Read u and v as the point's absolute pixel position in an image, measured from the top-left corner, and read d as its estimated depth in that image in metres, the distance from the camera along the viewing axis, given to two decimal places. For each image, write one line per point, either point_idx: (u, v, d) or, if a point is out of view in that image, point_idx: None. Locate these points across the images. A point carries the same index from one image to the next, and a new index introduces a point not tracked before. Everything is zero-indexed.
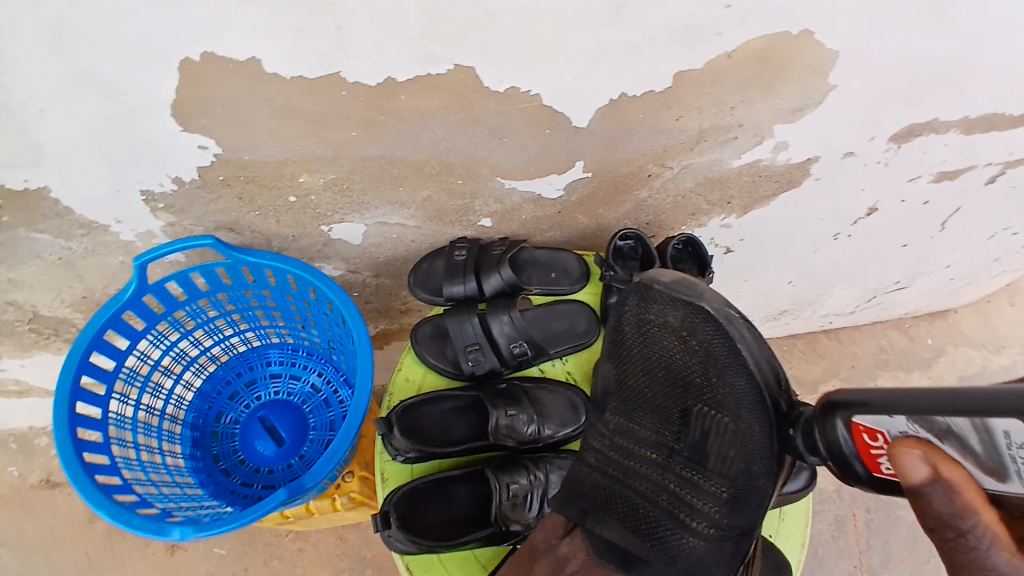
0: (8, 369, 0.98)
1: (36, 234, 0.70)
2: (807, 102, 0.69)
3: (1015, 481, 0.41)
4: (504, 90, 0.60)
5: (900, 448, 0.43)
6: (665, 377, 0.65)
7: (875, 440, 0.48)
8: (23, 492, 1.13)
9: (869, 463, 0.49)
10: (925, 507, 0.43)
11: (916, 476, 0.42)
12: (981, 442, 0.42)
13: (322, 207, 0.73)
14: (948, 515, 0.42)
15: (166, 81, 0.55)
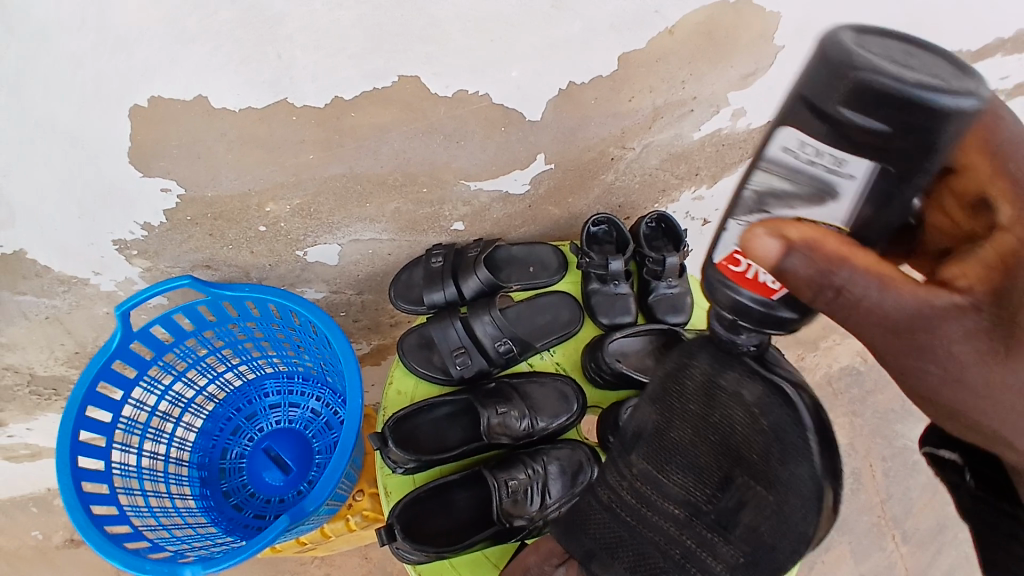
0: (16, 433, 0.99)
1: (20, 295, 0.71)
2: (757, 67, 0.69)
3: (846, 164, 0.39)
4: (452, 94, 0.61)
5: (750, 232, 0.41)
6: (717, 440, 0.61)
7: (739, 265, 0.46)
8: (49, 552, 1.14)
9: (758, 289, 0.46)
10: (800, 277, 0.41)
11: (775, 250, 0.40)
12: (785, 166, 0.41)
13: (293, 233, 0.74)
14: (821, 275, 0.40)
15: (119, 129, 0.55)
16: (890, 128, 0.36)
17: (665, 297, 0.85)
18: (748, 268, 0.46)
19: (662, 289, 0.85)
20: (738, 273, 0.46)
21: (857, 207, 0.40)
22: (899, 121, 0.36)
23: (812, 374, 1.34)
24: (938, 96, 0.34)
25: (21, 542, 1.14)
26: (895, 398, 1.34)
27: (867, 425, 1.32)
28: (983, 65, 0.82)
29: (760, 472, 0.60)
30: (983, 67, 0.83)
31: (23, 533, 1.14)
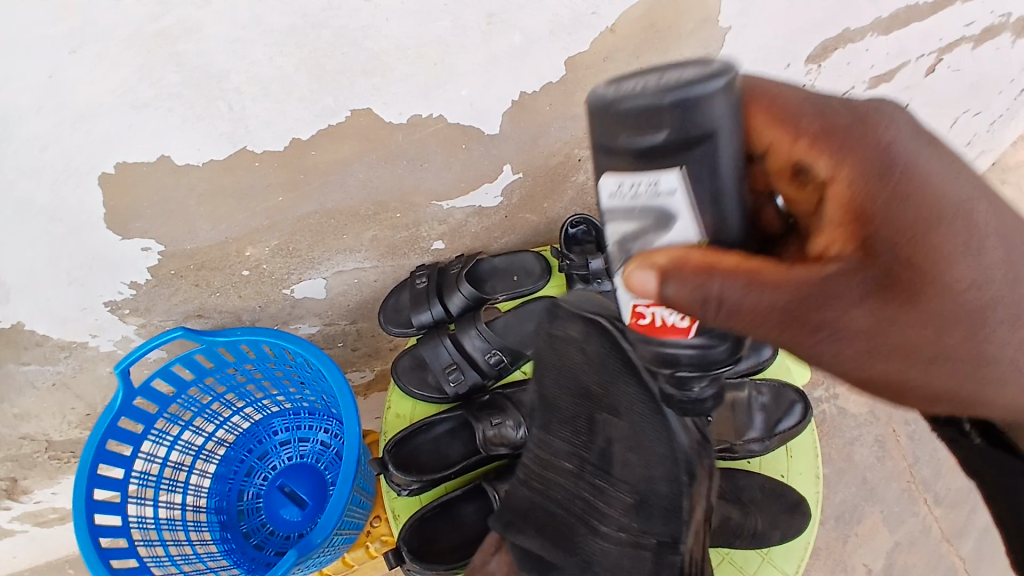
0: (43, 498, 1.01)
1: (25, 365, 0.74)
2: (706, 52, 0.71)
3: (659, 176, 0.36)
4: (407, 121, 0.62)
5: (626, 269, 0.39)
6: (574, 389, 0.64)
7: (644, 316, 0.42)
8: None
9: (672, 332, 0.42)
10: (677, 299, 0.38)
11: (649, 284, 0.38)
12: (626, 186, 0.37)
13: (277, 273, 0.76)
14: (697, 292, 0.37)
15: (92, 198, 0.57)
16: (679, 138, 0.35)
17: None
18: (654, 311, 0.41)
19: None
20: (653, 332, 0.42)
21: (699, 214, 0.37)
22: (679, 119, 0.33)
23: None
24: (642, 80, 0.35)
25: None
26: None
27: None
28: (942, 15, 0.83)
29: (612, 407, 0.62)
30: (943, 19, 0.83)
31: None
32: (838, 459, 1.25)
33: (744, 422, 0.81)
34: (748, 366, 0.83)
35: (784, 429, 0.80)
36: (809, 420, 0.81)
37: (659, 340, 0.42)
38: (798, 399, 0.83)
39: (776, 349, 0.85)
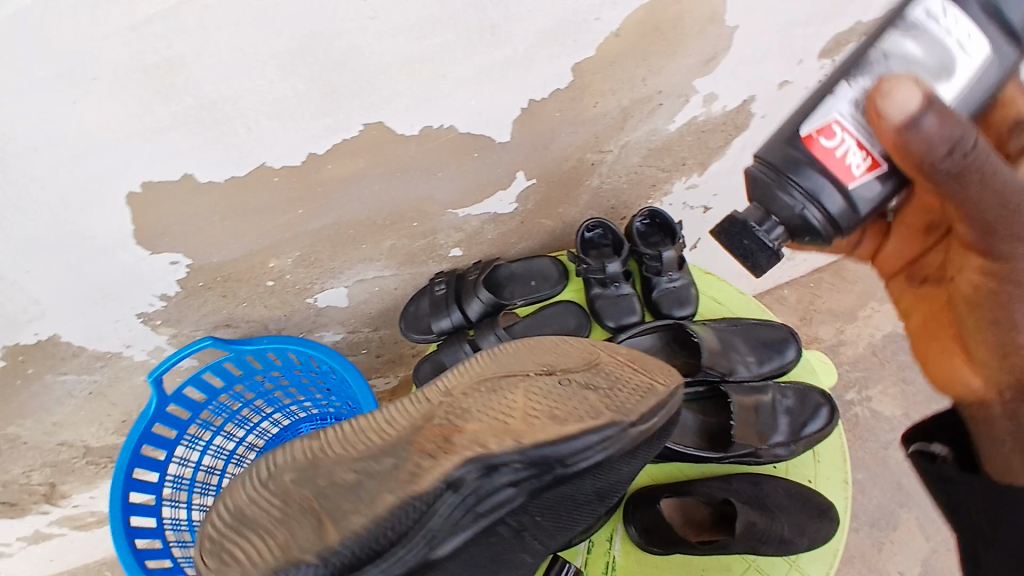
0: (81, 502, 1.08)
1: (62, 376, 0.78)
2: (716, 51, 0.71)
3: (946, 11, 0.52)
4: (418, 132, 0.64)
5: (892, 83, 0.46)
6: None
7: (828, 137, 0.54)
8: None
9: (842, 171, 0.54)
10: (932, 129, 0.46)
11: (914, 97, 0.45)
12: (917, 45, 0.53)
13: (300, 283, 0.78)
14: (944, 137, 0.46)
15: (121, 217, 0.60)
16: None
17: (669, 292, 0.84)
18: (840, 143, 0.54)
19: (665, 285, 0.84)
20: (819, 143, 0.55)
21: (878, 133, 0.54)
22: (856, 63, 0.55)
23: (856, 346, 1.30)
24: (891, 36, 0.54)
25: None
26: None
27: (920, 391, 1.26)
28: None
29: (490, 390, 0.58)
30: None
31: None
32: (871, 464, 1.21)
33: (768, 426, 0.80)
34: (769, 369, 0.83)
35: (812, 432, 0.79)
36: (836, 424, 0.80)
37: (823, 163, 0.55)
38: (823, 402, 0.82)
39: (799, 351, 0.83)
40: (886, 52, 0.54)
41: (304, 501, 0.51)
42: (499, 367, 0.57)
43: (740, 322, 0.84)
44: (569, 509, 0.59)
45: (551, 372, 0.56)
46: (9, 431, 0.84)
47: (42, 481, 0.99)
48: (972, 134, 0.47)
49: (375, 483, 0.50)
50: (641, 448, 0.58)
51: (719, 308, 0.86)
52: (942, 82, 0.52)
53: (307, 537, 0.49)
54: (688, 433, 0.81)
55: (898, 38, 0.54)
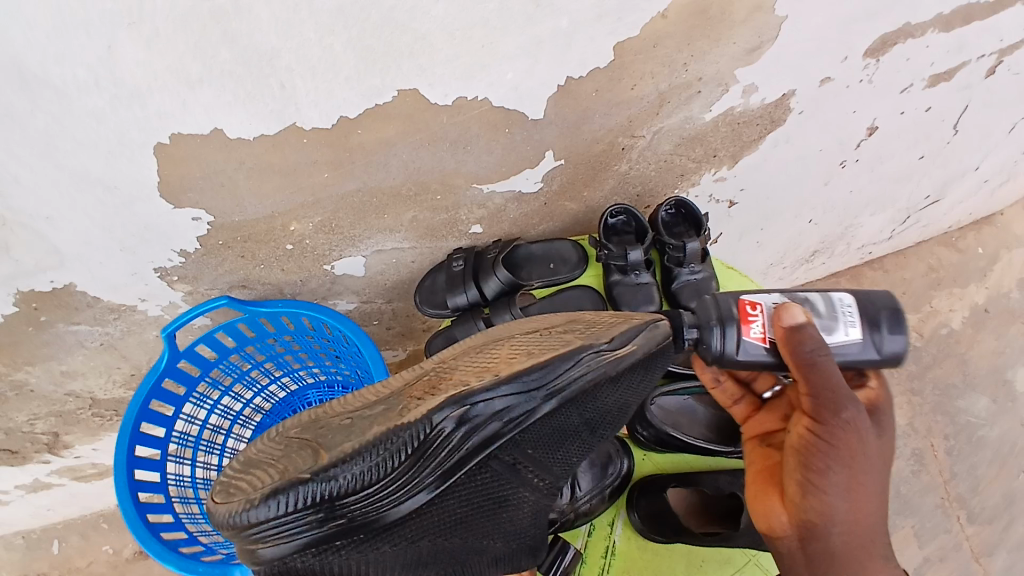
0: (83, 454, 1.09)
1: (75, 326, 0.77)
2: (761, 40, 0.70)
3: (854, 328, 0.56)
4: (451, 102, 0.62)
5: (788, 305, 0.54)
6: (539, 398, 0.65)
7: (752, 312, 0.56)
8: (122, 566, 1.26)
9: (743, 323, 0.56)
10: (811, 343, 0.53)
11: (800, 317, 0.54)
12: (827, 307, 0.57)
13: (319, 248, 0.77)
14: (808, 355, 0.53)
15: (147, 169, 0.60)
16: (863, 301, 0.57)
17: (689, 284, 0.83)
18: (760, 317, 0.56)
19: (686, 277, 0.83)
20: (744, 311, 0.56)
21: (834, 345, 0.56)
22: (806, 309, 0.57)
23: None
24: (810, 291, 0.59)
25: (94, 558, 1.26)
26: (955, 371, 1.32)
27: (927, 402, 1.29)
28: (1003, 15, 0.82)
29: None
30: (1004, 17, 0.82)
31: (96, 550, 1.26)
32: None
33: None
34: None
35: None
36: None
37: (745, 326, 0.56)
38: None
39: None
40: (805, 298, 0.58)
41: (302, 442, 0.53)
42: (487, 336, 0.60)
43: None
44: (562, 442, 0.59)
45: (531, 332, 0.58)
46: (17, 378, 0.84)
47: (45, 430, 1.00)
48: (843, 407, 0.53)
49: (360, 423, 0.52)
50: (628, 376, 0.57)
51: None
52: (836, 333, 0.56)
53: (304, 463, 0.50)
54: (700, 425, 0.81)
55: (831, 301, 0.57)
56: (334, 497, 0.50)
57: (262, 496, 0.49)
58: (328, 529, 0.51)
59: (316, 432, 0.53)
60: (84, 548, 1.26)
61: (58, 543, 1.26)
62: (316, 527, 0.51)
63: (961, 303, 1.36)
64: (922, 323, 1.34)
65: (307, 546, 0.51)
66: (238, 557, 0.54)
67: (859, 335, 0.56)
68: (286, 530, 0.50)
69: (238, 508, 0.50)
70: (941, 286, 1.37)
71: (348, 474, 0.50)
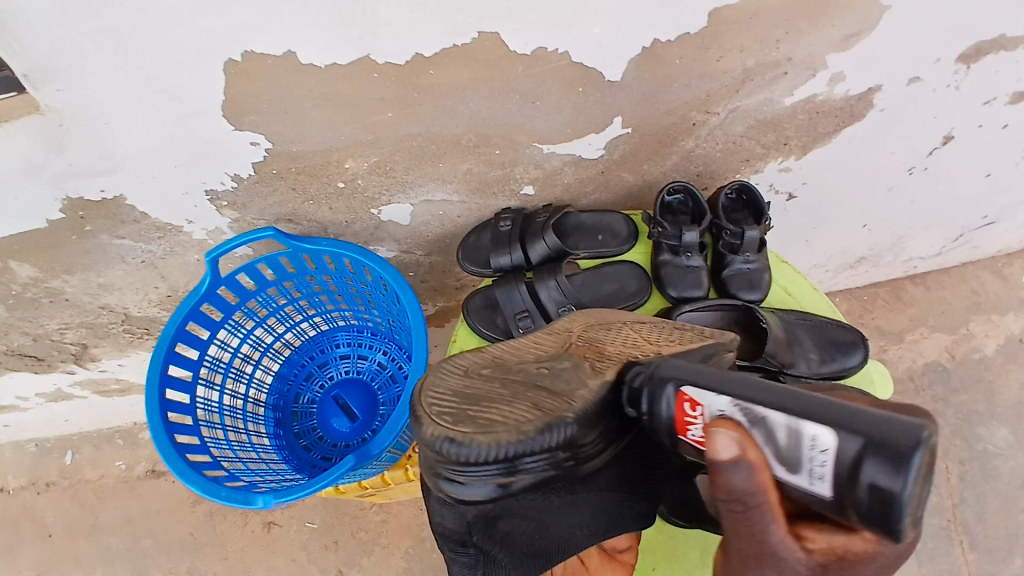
0: (108, 368, 1.10)
1: (118, 239, 0.77)
2: (861, 26, 0.66)
3: (824, 480, 0.40)
4: (531, 52, 0.60)
5: (716, 428, 0.41)
6: None
7: (694, 409, 0.48)
8: (132, 481, 1.27)
9: (679, 423, 0.49)
10: (727, 489, 0.40)
11: (726, 457, 0.40)
12: (788, 438, 0.41)
13: (370, 190, 0.76)
14: (735, 494, 0.40)
15: (215, 84, 0.58)
16: (859, 451, 0.37)
17: (741, 273, 0.80)
18: (700, 420, 0.47)
19: (739, 265, 0.80)
20: (682, 408, 0.49)
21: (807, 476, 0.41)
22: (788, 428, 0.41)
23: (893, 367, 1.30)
24: (780, 410, 0.42)
25: (105, 472, 1.28)
26: (980, 398, 1.29)
27: (947, 425, 1.27)
28: None
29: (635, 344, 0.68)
30: None
31: (107, 464, 1.28)
32: None
33: None
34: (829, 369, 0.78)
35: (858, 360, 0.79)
36: None
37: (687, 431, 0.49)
38: None
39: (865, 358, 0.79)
40: (761, 418, 0.42)
41: (528, 383, 0.55)
42: (597, 319, 0.68)
43: (811, 319, 0.79)
44: None
45: (641, 322, 0.68)
46: (54, 285, 0.85)
47: (74, 341, 1.01)
48: (767, 559, 0.41)
49: (569, 373, 0.56)
50: None
51: (789, 300, 0.82)
52: (800, 476, 0.41)
53: (552, 403, 0.53)
54: None
55: (796, 431, 0.41)
56: (576, 440, 0.53)
57: (527, 431, 0.51)
58: (551, 475, 0.54)
59: (527, 377, 0.56)
60: (95, 460, 1.28)
61: (71, 453, 1.29)
62: (560, 463, 0.53)
63: (999, 331, 1.31)
64: (954, 345, 1.30)
65: (541, 483, 0.54)
66: (456, 493, 0.53)
67: (829, 491, 0.40)
68: (536, 464, 0.52)
69: (501, 440, 0.50)
70: (979, 311, 1.33)
71: (591, 417, 0.54)
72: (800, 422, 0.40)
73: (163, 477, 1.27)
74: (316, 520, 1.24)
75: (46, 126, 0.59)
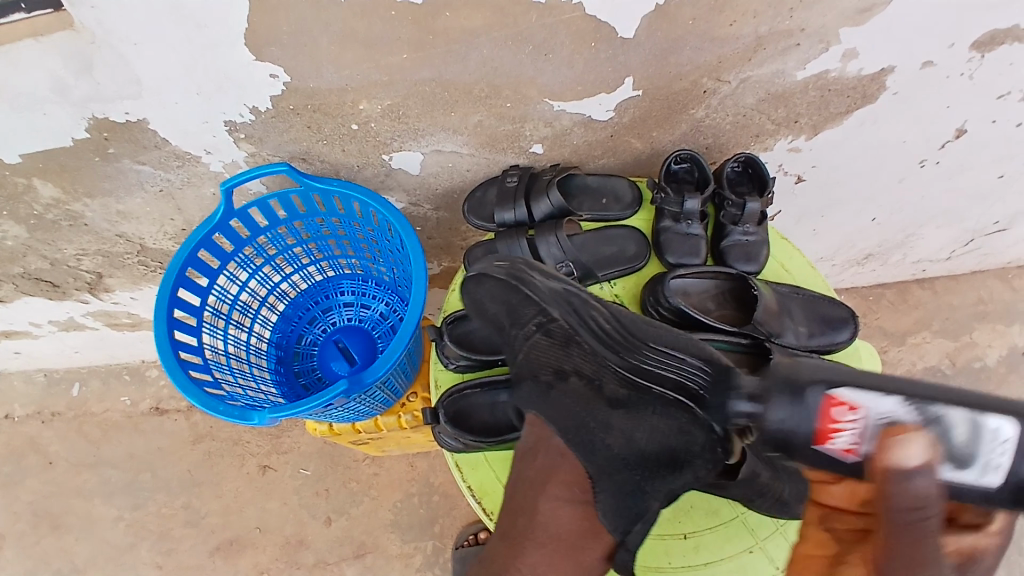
0: (121, 301, 1.14)
1: (139, 165, 0.80)
2: (875, 2, 0.65)
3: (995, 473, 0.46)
4: (545, 1, 0.61)
5: (892, 438, 0.41)
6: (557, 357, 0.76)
7: (842, 413, 0.51)
8: (137, 418, 1.31)
9: (820, 434, 0.52)
10: (906, 495, 0.39)
11: (917, 463, 0.39)
12: (968, 431, 0.47)
13: (381, 135, 0.78)
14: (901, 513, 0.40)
15: (239, 11, 0.60)
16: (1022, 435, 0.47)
17: (739, 244, 0.82)
18: (854, 423, 0.50)
19: (738, 236, 0.81)
20: (834, 413, 0.51)
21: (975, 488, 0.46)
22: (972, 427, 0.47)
23: (891, 368, 1.31)
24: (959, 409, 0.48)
25: (111, 406, 1.32)
26: None
27: None
28: None
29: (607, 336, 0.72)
30: None
31: (115, 398, 1.33)
32: None
33: None
34: (818, 344, 0.81)
35: (843, 339, 0.81)
36: None
37: (818, 442, 0.52)
38: None
39: (854, 336, 0.82)
40: (940, 418, 0.47)
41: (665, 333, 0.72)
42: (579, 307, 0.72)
43: (804, 292, 0.82)
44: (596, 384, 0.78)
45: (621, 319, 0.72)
46: (74, 208, 0.88)
47: (90, 269, 1.05)
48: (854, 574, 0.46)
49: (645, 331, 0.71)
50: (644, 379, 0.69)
51: (784, 275, 0.84)
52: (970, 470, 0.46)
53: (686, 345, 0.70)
54: None
55: (978, 424, 0.47)
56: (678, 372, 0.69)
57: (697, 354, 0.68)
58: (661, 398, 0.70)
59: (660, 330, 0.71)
60: (103, 393, 1.33)
61: (80, 386, 1.34)
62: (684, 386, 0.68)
63: (1002, 341, 1.31)
64: (955, 351, 1.30)
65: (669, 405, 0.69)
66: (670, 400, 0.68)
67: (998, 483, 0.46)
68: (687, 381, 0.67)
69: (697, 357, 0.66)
70: (984, 319, 1.32)
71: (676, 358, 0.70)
72: (979, 421, 0.47)
73: (166, 415, 1.31)
74: (310, 468, 1.28)
75: (75, 43, 0.62)
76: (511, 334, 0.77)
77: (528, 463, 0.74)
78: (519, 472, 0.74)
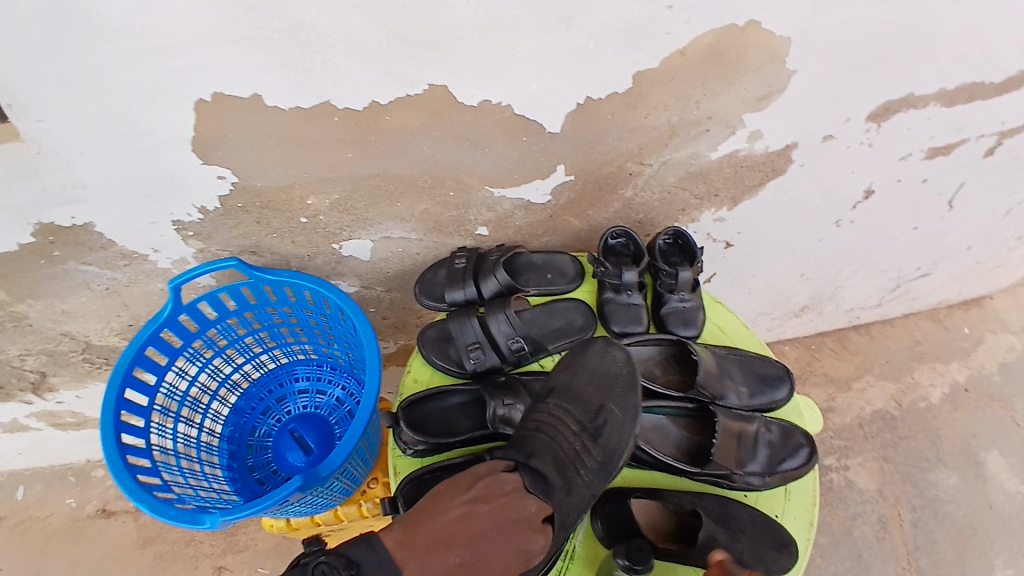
0: (64, 401, 1.10)
1: (85, 265, 0.80)
2: (771, 89, 0.73)
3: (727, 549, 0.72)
4: (476, 104, 0.67)
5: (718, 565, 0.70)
6: (599, 474, 0.75)
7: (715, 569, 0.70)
8: (80, 522, 1.23)
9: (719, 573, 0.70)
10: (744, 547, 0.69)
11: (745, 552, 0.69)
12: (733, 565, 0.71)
13: (330, 226, 0.81)
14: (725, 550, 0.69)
15: (185, 120, 0.64)
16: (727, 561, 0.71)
17: (677, 311, 0.87)
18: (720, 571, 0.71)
19: (675, 303, 0.87)
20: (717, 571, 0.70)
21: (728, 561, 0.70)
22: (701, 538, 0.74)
23: (843, 414, 1.36)
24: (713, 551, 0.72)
25: (54, 510, 1.24)
26: (930, 446, 1.33)
27: (898, 471, 1.31)
28: (1014, 98, 0.83)
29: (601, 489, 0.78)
30: (1017, 100, 0.84)
31: (57, 502, 1.25)
32: (835, 531, 1.27)
33: (747, 455, 0.81)
34: (758, 402, 0.85)
35: (780, 397, 0.86)
36: (814, 466, 0.81)
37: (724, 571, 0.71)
38: (805, 443, 0.83)
39: (790, 392, 0.87)
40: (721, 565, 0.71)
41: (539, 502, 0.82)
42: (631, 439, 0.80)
43: (741, 353, 0.87)
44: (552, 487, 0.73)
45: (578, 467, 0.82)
46: (20, 309, 0.86)
47: (34, 368, 1.01)
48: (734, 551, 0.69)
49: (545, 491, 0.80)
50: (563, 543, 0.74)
51: (722, 336, 0.89)
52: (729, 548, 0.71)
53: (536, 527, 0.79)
54: (671, 445, 0.83)
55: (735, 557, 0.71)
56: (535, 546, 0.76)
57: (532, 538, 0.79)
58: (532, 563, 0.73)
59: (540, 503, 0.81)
60: (46, 497, 1.25)
61: (27, 487, 1.25)
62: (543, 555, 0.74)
63: (944, 380, 1.38)
64: (901, 393, 1.37)
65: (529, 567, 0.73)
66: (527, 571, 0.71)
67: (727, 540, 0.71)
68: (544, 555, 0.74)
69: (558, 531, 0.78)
70: (927, 360, 1.40)
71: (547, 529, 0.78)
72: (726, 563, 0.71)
73: (113, 518, 1.24)
74: (267, 567, 1.21)
75: (20, 155, 0.63)
76: (596, 446, 0.76)
77: (517, 537, 0.67)
78: (505, 534, 0.67)
